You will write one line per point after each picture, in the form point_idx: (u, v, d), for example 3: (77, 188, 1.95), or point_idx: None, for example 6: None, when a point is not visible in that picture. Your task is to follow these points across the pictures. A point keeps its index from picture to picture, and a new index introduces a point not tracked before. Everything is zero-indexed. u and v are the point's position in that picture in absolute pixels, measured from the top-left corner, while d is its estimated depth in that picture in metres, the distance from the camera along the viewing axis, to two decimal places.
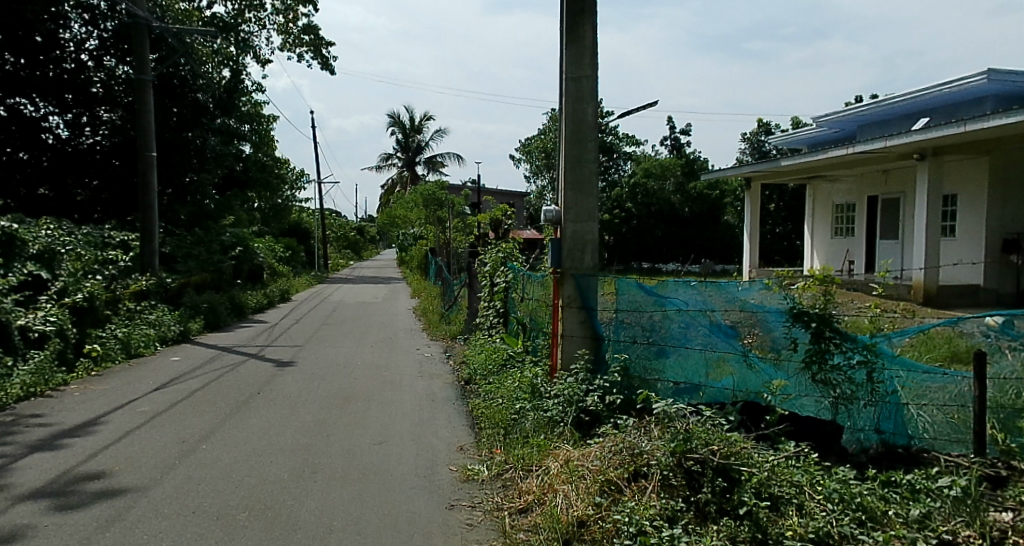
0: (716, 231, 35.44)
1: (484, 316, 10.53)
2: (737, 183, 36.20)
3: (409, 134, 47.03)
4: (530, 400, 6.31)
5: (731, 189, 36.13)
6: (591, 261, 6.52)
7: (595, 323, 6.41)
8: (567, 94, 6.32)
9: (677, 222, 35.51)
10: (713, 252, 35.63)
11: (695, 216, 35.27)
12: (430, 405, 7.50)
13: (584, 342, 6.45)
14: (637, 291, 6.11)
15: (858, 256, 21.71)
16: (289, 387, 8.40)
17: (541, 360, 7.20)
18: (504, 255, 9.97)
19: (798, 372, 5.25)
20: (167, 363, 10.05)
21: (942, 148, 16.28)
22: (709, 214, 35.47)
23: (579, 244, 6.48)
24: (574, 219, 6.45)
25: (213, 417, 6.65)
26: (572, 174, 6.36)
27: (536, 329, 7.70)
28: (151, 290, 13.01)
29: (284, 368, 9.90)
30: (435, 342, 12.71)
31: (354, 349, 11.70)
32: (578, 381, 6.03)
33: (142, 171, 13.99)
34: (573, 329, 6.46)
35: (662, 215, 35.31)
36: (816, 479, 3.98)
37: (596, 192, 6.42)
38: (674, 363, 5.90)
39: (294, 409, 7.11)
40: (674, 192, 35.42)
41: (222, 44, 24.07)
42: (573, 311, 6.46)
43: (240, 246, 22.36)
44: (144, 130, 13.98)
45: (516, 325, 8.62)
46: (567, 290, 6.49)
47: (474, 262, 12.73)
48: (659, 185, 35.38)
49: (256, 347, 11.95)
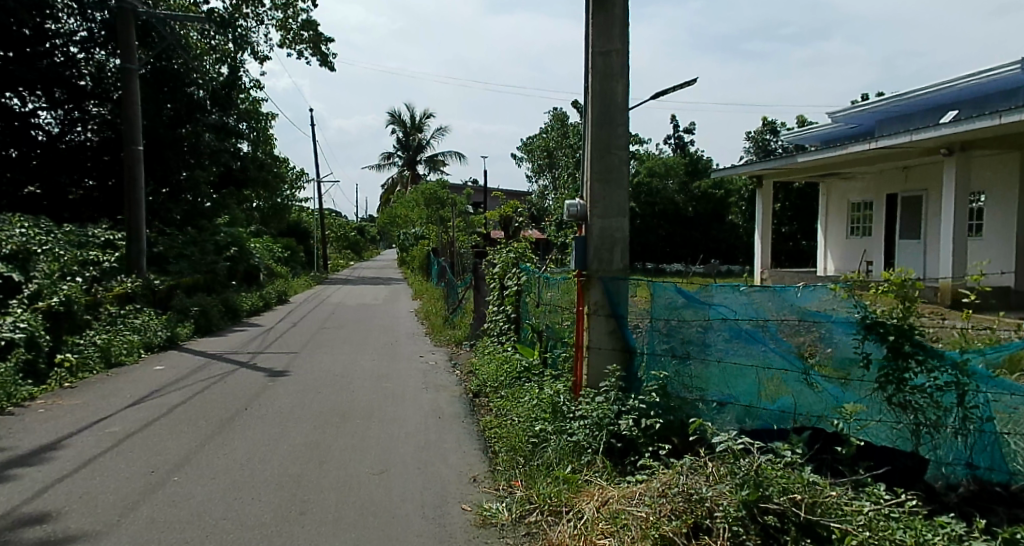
0: (722, 231, 34.73)
1: (493, 321, 9.78)
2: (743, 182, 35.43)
3: (409, 132, 46.23)
4: (552, 421, 5.55)
5: (737, 188, 35.44)
6: (621, 263, 5.70)
7: (625, 333, 5.60)
8: (593, 70, 5.54)
9: (682, 222, 34.79)
10: (719, 252, 34.95)
11: (700, 216, 34.56)
12: (437, 422, 6.75)
13: (612, 356, 5.64)
14: (672, 296, 5.31)
15: (877, 256, 20.93)
16: (281, 402, 7.61)
17: (564, 374, 6.37)
18: (516, 255, 9.09)
19: (871, 395, 4.38)
20: (149, 373, 9.23)
21: (972, 143, 15.46)
22: (715, 214, 34.76)
23: (607, 243, 5.66)
24: (602, 214, 5.63)
25: (192, 440, 5.85)
26: (602, 163, 5.56)
27: (557, 339, 6.86)
28: (137, 293, 12.23)
29: (277, 379, 9.11)
30: (438, 349, 11.92)
31: (352, 357, 10.92)
32: (609, 401, 5.25)
33: (127, 167, 13.19)
34: (600, 340, 5.64)
35: (666, 215, 34.60)
36: (923, 538, 3.17)
37: (627, 183, 5.62)
38: (719, 381, 5.07)
39: (285, 429, 6.33)
40: (677, 191, 34.20)
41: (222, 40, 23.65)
42: (601, 320, 5.66)
43: (235, 247, 21.52)
44: (130, 123, 13.17)
45: (532, 333, 7.79)
46: (593, 295, 5.68)
47: (480, 263, 11.98)
48: (662, 184, 34.12)
49: (249, 354, 11.16)
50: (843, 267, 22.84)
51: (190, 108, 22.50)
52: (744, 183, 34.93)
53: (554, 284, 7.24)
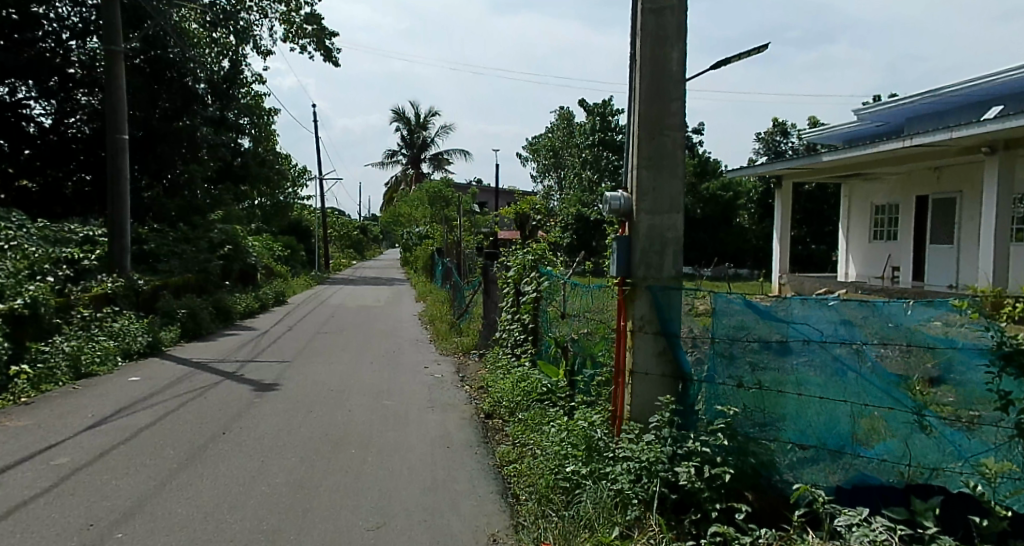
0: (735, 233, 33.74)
1: (507, 331, 8.79)
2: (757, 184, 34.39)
3: (413, 130, 45.23)
4: (589, 463, 4.56)
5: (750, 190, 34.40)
6: (673, 269, 4.69)
7: (679, 355, 4.56)
8: (642, 33, 4.57)
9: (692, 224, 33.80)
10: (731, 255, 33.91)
11: (710, 217, 33.62)
12: (446, 454, 5.81)
13: (662, 384, 4.61)
14: (740, 311, 4.27)
15: (905, 263, 19.79)
16: (266, 423, 6.63)
17: (599, 401, 5.32)
18: (534, 257, 8.07)
19: (1012, 444, 3.26)
20: (122, 384, 8.23)
21: (1017, 141, 14.40)
22: (726, 216, 33.79)
23: (656, 244, 4.66)
24: (651, 209, 4.62)
25: (151, 479, 4.85)
26: (651, 147, 4.58)
27: (590, 358, 5.81)
28: (118, 295, 11.24)
29: (265, 394, 8.11)
30: (445, 359, 10.94)
31: (349, 367, 9.93)
32: (661, 441, 4.25)
33: (111, 156, 12.19)
34: (646, 363, 4.63)
35: None
36: None
37: (682, 172, 4.64)
38: (798, 420, 4.01)
39: (265, 464, 5.34)
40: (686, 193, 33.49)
41: (222, 33, 22.93)
42: (648, 338, 4.63)
43: (229, 245, 20.41)
44: (113, 109, 12.15)
45: (556, 348, 6.73)
46: (639, 309, 4.66)
47: (489, 265, 10.99)
48: None
49: (236, 363, 10.15)
50: (865, 274, 21.80)
51: (188, 99, 21.16)
52: (757, 184, 33.95)
53: (587, 293, 6.18)
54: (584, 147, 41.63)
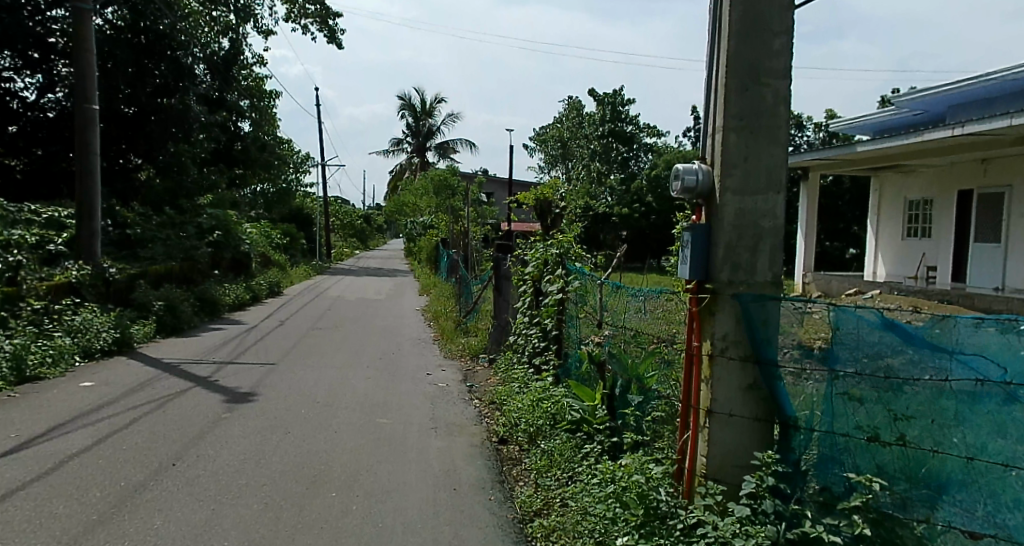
0: None
1: (523, 337, 7.55)
2: None
3: (419, 118, 43.74)
4: (652, 537, 3.27)
5: None
6: (770, 273, 3.37)
7: (778, 392, 3.27)
8: None
9: None
10: None
11: None
12: (451, 500, 4.60)
13: (753, 432, 3.33)
14: (876, 335, 2.96)
15: (943, 263, 18.43)
16: (231, 449, 5.41)
17: (658, 444, 4.09)
18: (560, 251, 6.74)
19: None
20: (69, 392, 6.98)
21: None
22: None
23: (748, 236, 3.35)
24: (741, 187, 3.32)
25: (52, 541, 3.59)
26: (742, 104, 3.29)
27: (636, 383, 4.61)
28: (82, 285, 10.12)
29: (237, 407, 6.84)
30: (449, 364, 9.67)
31: (340, 374, 8.66)
32: (760, 518, 2.96)
33: (80, 129, 10.93)
34: (731, 401, 3.34)
35: None
36: None
37: (785, 137, 3.33)
38: (966, 493, 2.61)
39: (216, 514, 4.11)
40: None
41: (223, 12, 22.05)
42: (733, 367, 3.34)
43: (219, 231, 19.10)
44: (80, 75, 10.82)
45: (589, 364, 5.41)
46: (720, 326, 3.37)
47: (501, 258, 9.75)
48: None
49: (212, 366, 8.88)
50: (895, 273, 20.47)
51: (178, 75, 19.36)
52: None
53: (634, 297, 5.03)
54: (593, 138, 40.31)
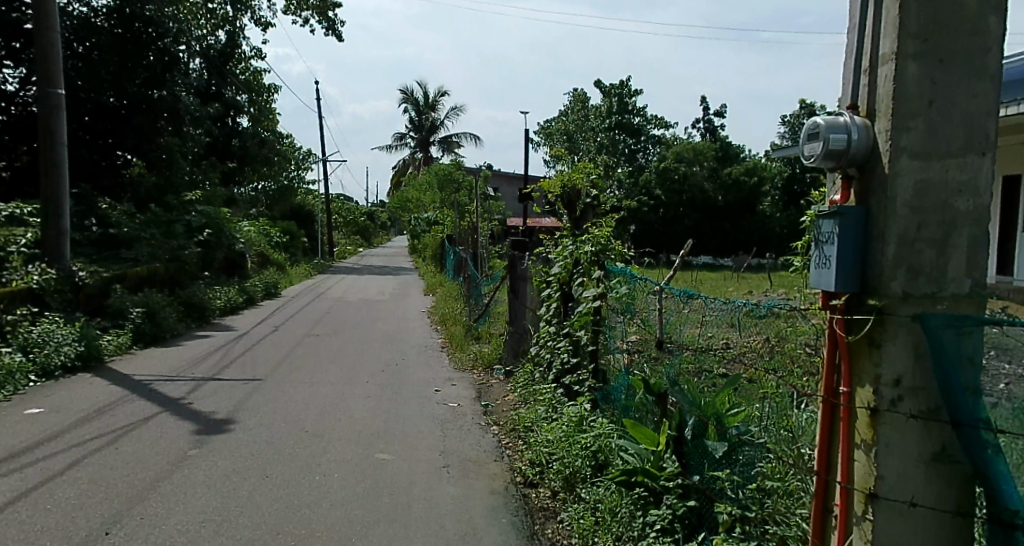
0: (752, 220, 34.26)
1: (548, 350, 6.44)
2: (777, 169, 33.87)
3: (421, 111, 42.48)
4: None
5: (772, 175, 33.94)
6: (970, 280, 2.14)
7: (993, 472, 2.03)
8: None
9: (710, 211, 34.32)
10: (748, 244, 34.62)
11: (729, 205, 34.08)
12: None
13: (943, 531, 2.14)
14: None
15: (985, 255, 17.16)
16: (188, 507, 4.21)
17: (768, 525, 2.92)
18: (598, 249, 5.55)
19: None
20: (7, 423, 5.83)
21: None
22: (745, 203, 34.18)
23: (940, 224, 2.12)
24: (924, 146, 2.11)
25: None
26: (926, 15, 2.09)
27: (713, 424, 3.50)
28: (45, 292, 9.07)
29: (208, 439, 5.69)
30: (460, 377, 8.53)
31: (336, 392, 7.53)
32: None
33: (43, 118, 9.76)
34: (908, 479, 2.15)
35: (694, 204, 34.08)
36: None
37: (995, 66, 2.11)
38: None
39: None
40: (707, 178, 34.08)
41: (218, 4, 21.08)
42: (914, 427, 2.14)
43: (210, 229, 18.05)
44: (44, 57, 9.63)
45: (642, 394, 4.15)
46: (892, 364, 2.17)
47: (515, 256, 8.60)
48: (689, 169, 34.06)
49: (190, 384, 7.76)
50: None
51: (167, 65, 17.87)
52: (779, 170, 33.53)
53: (719, 309, 3.96)
54: (599, 131, 39.16)
